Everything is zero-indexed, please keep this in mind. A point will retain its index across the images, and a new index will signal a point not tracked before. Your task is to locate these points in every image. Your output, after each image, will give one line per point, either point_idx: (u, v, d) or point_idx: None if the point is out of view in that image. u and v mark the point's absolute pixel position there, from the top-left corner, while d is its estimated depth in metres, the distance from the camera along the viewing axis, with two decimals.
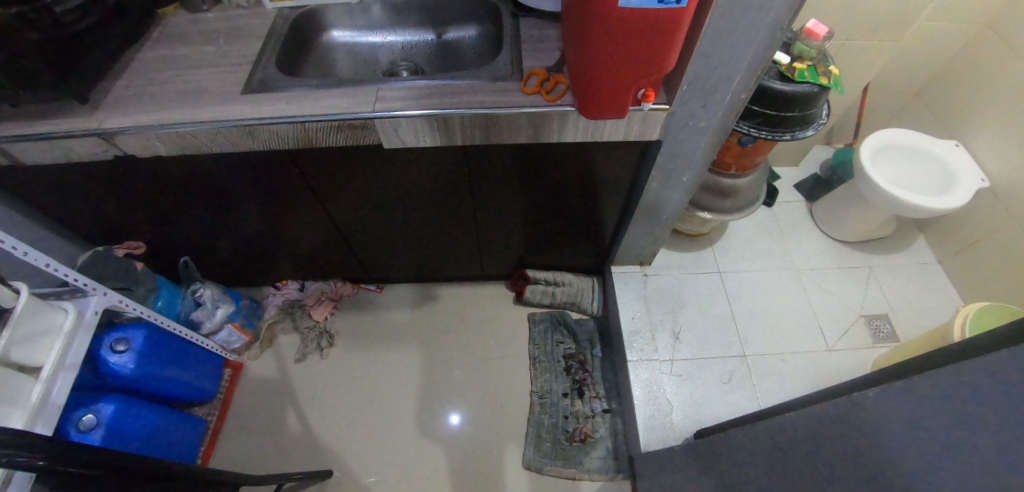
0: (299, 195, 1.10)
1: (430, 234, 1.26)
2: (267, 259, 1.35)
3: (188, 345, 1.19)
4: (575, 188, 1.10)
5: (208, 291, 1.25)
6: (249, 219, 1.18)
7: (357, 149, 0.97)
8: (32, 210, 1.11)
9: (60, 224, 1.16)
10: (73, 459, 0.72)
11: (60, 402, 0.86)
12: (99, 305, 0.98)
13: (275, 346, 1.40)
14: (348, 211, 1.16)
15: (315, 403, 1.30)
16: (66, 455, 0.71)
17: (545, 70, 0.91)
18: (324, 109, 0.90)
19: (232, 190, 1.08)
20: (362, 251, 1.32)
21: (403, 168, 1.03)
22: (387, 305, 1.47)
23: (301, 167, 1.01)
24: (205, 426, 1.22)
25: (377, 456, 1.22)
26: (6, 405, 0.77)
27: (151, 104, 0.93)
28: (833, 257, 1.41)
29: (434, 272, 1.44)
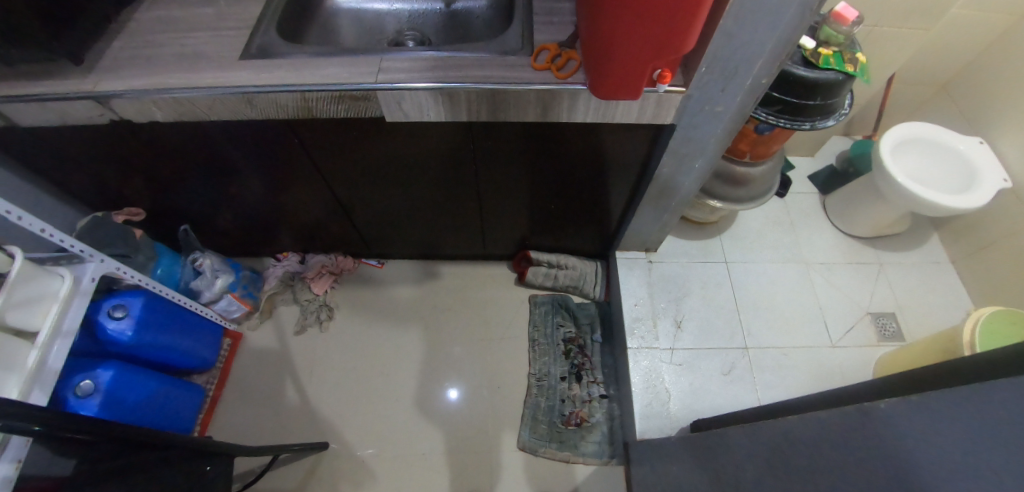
0: (299, 165, 1.07)
1: (433, 210, 1.23)
2: (267, 230, 1.33)
3: (188, 313, 1.19)
4: (582, 170, 1.06)
5: (207, 260, 1.23)
6: (250, 189, 1.16)
7: (358, 121, 0.94)
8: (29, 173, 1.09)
9: (57, 188, 1.14)
10: (70, 426, 0.71)
11: (58, 369, 0.86)
12: (97, 271, 0.97)
13: (275, 317, 1.40)
14: (350, 184, 1.14)
15: (313, 376, 1.31)
16: (63, 422, 0.71)
17: (557, 46, 0.87)
18: (324, 78, 0.87)
19: (232, 159, 1.05)
20: (363, 225, 1.30)
21: (406, 142, 1.00)
22: (387, 281, 1.45)
23: (302, 138, 0.99)
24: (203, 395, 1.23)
25: (374, 432, 1.23)
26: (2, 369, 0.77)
27: (147, 67, 0.90)
28: (844, 252, 1.38)
29: (436, 249, 1.42)
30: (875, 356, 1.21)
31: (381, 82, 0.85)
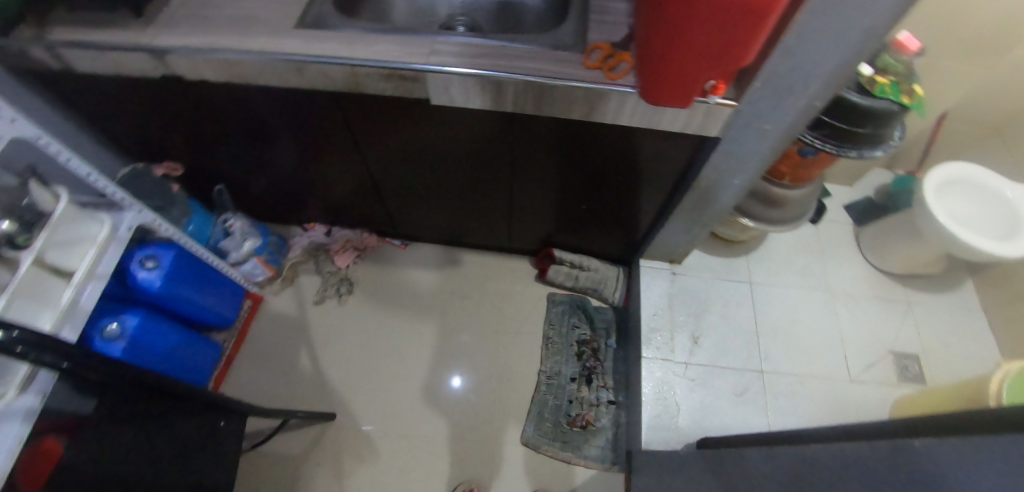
0: (338, 138, 1.08)
1: (463, 197, 1.23)
2: (298, 199, 1.35)
3: (214, 271, 1.21)
4: (618, 173, 1.05)
5: (238, 222, 1.27)
6: (287, 157, 1.18)
7: (403, 101, 0.94)
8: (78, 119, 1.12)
9: (103, 137, 1.17)
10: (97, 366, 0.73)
11: (89, 310, 0.89)
12: (134, 221, 1.00)
13: (296, 285, 1.42)
14: (385, 162, 1.14)
15: (327, 347, 1.32)
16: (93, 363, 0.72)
17: (610, 46, 0.86)
18: (375, 55, 0.88)
19: (273, 125, 1.07)
20: (392, 205, 1.31)
21: (446, 127, 1.00)
22: (409, 262, 1.46)
23: (346, 112, 0.99)
24: (220, 353, 1.25)
25: (381, 409, 1.24)
26: (36, 302, 0.81)
27: (203, 27, 0.91)
28: (873, 287, 1.35)
29: (461, 236, 1.42)
30: (893, 396, 1.19)
31: (430, 65, 0.85)
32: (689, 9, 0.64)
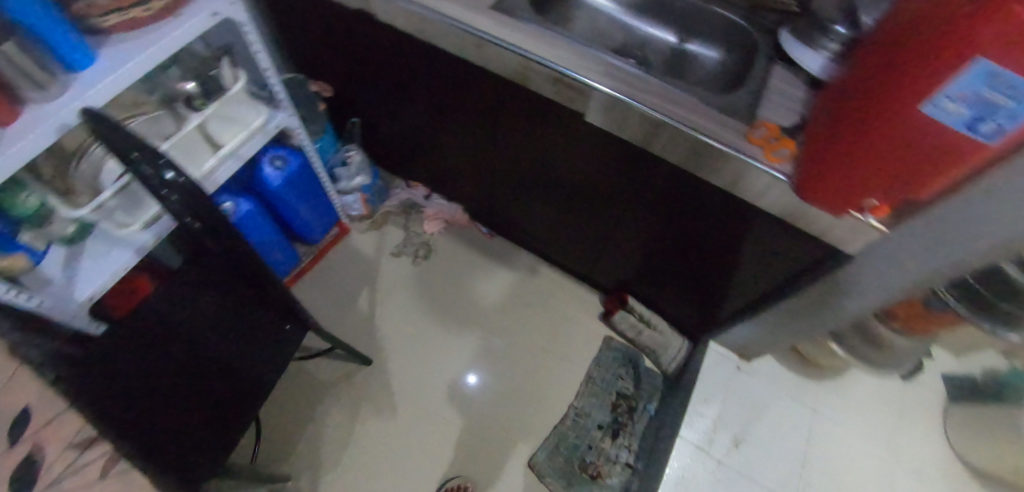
0: (477, 116, 1.12)
1: (563, 211, 1.24)
2: (415, 156, 1.42)
3: (322, 193, 1.30)
4: (726, 250, 1.02)
5: (356, 157, 1.36)
6: (424, 115, 1.24)
7: (552, 106, 0.97)
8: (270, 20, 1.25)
9: (282, 42, 1.29)
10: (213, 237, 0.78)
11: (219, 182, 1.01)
12: (282, 122, 1.10)
13: (381, 231, 1.49)
14: (510, 153, 1.17)
15: (387, 297, 1.38)
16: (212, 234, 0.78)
17: (778, 128, 0.84)
18: (553, 56, 0.91)
19: (429, 85, 1.13)
20: (496, 193, 1.34)
21: (580, 144, 1.02)
22: (486, 251, 1.48)
23: (500, 97, 1.03)
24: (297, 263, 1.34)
25: (411, 376, 1.27)
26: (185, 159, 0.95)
27: None
28: (947, 472, 1.22)
29: (543, 246, 1.43)
30: None
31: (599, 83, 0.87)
32: (882, 128, 0.61)
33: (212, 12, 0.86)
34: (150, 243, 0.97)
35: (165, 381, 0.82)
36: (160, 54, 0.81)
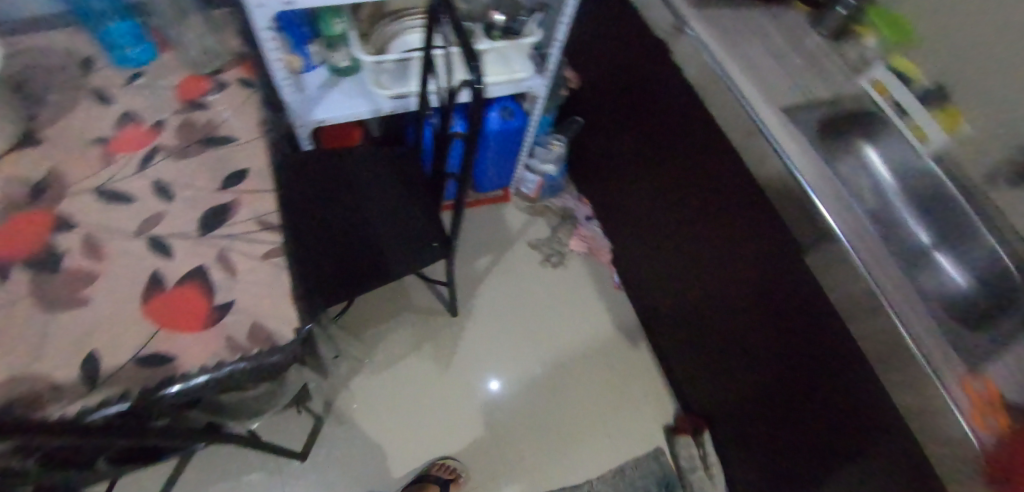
0: (678, 176, 1.09)
1: (694, 309, 1.16)
2: (604, 180, 1.44)
3: (516, 158, 1.41)
4: (831, 460, 0.87)
5: (558, 148, 1.46)
6: (637, 153, 1.24)
7: (752, 211, 0.92)
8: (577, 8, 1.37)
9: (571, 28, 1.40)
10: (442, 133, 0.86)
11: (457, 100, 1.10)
12: (532, 85, 1.16)
13: (533, 219, 1.57)
14: (688, 241, 1.12)
15: (500, 272, 1.47)
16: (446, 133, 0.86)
17: (999, 396, 0.74)
18: (812, 184, 0.90)
19: (658, 129, 1.13)
20: (649, 252, 1.31)
21: (748, 260, 0.95)
22: (604, 295, 1.47)
23: (717, 191, 0.99)
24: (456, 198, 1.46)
25: (474, 346, 1.34)
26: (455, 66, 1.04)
27: (720, 45, 1.03)
28: None
29: (654, 325, 1.36)
30: None
31: (841, 231, 0.85)
32: None
33: None
34: (386, 112, 1.06)
35: (342, 222, 0.97)
36: None
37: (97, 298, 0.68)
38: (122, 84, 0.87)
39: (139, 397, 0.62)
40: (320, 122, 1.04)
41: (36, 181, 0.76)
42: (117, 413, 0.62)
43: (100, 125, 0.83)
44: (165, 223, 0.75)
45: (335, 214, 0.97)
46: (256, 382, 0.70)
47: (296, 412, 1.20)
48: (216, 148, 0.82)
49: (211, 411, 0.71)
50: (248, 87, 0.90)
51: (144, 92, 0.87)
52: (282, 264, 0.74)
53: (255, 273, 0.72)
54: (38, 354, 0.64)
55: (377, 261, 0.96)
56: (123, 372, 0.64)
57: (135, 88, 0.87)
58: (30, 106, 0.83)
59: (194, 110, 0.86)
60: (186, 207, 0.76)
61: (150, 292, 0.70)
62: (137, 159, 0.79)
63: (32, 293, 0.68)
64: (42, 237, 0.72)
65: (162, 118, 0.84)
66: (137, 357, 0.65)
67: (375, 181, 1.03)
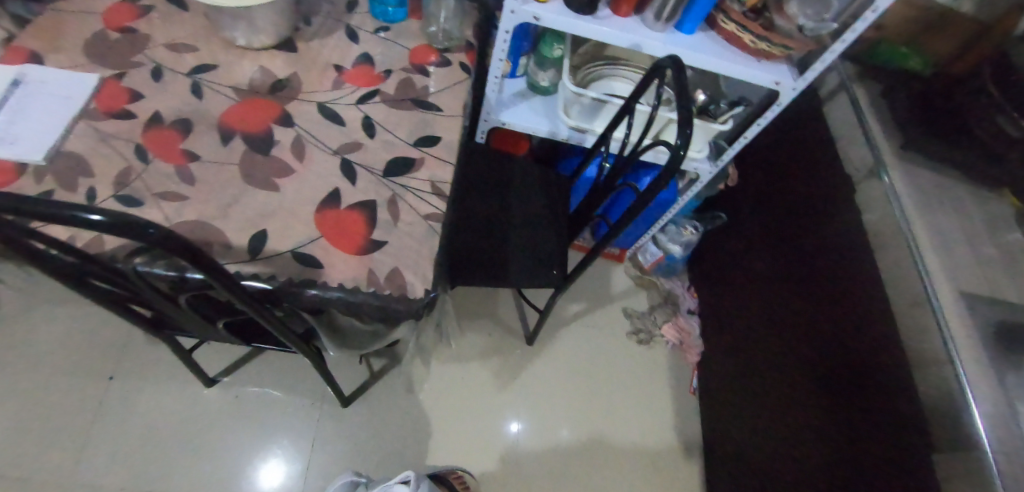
0: (809, 312, 1.08)
1: (773, 448, 1.11)
2: (725, 285, 1.42)
3: (646, 229, 1.45)
4: None
5: (688, 232, 1.46)
6: (773, 274, 1.23)
7: (877, 379, 0.90)
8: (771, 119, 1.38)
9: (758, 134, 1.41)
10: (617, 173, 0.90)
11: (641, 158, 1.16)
12: (702, 168, 1.19)
13: (636, 290, 1.59)
14: (781, 382, 1.12)
15: (586, 323, 1.51)
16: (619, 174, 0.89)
17: None
18: (980, 383, 0.80)
19: (806, 261, 1.12)
20: (745, 373, 1.27)
21: (850, 421, 0.93)
22: (676, 392, 1.44)
23: (837, 351, 0.99)
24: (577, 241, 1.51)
25: (538, 381, 1.39)
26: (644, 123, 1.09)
27: (919, 208, 0.98)
28: None
29: (718, 447, 1.30)
30: None
31: (988, 443, 0.74)
32: None
33: (778, 82, 0.96)
34: (560, 138, 1.13)
35: (488, 216, 1.05)
36: (723, 69, 0.95)
37: (285, 189, 0.77)
38: (371, 32, 0.99)
39: (282, 284, 0.69)
40: (502, 124, 1.14)
41: (280, 79, 0.89)
42: (258, 288, 0.69)
43: (342, 55, 0.94)
44: (360, 152, 0.83)
45: (488, 209, 1.05)
46: (376, 320, 0.73)
47: (358, 361, 1.32)
48: (422, 111, 0.90)
49: (325, 325, 0.77)
50: (464, 73, 0.97)
51: (385, 43, 0.98)
52: (437, 230, 0.78)
53: (412, 227, 0.77)
54: (223, 213, 0.73)
55: (499, 262, 1.00)
56: (280, 258, 0.71)
57: (379, 38, 0.98)
58: (300, 21, 0.97)
59: (416, 72, 0.95)
60: (382, 148, 0.84)
61: (324, 203, 0.76)
62: (360, 94, 0.90)
63: (241, 163, 0.78)
64: (266, 123, 0.83)
65: (389, 70, 0.94)
66: (294, 251, 0.72)
67: (530, 196, 1.10)
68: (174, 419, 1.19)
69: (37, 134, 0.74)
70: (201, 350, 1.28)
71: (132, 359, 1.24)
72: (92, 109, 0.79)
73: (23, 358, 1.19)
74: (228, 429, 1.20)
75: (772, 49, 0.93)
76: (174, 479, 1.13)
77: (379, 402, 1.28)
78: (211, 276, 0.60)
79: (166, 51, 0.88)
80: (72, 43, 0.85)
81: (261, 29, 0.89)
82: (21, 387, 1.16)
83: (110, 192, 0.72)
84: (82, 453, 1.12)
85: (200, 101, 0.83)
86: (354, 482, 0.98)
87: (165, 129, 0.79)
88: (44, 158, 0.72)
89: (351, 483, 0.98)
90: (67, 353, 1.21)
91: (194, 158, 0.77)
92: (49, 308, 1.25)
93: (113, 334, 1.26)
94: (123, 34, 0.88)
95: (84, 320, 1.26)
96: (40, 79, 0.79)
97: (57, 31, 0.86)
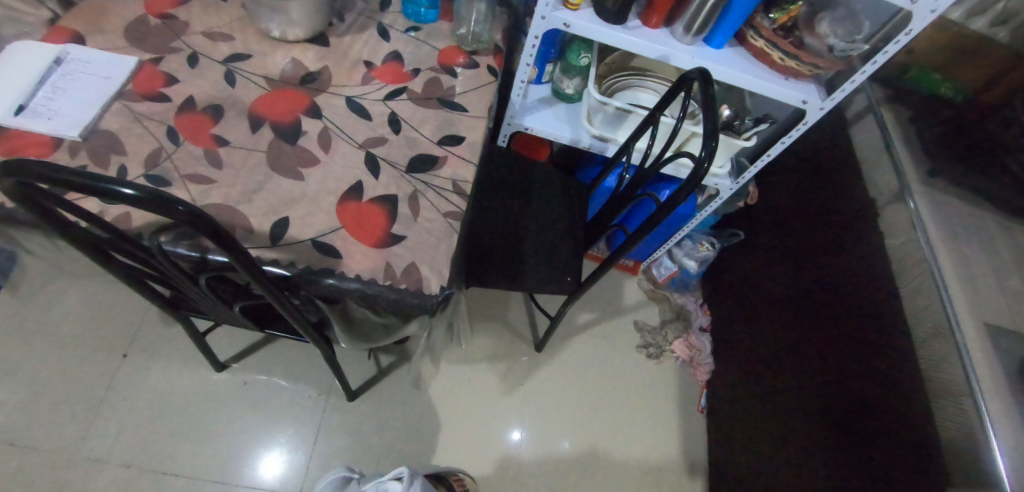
0: (826, 337, 1.07)
1: (782, 473, 1.09)
2: (740, 304, 1.41)
3: (662, 242, 1.45)
4: None
5: (705, 247, 1.43)
6: (790, 296, 1.22)
7: (894, 410, 0.88)
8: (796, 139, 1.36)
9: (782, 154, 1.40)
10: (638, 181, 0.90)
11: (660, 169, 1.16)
12: (721, 184, 1.18)
13: (648, 303, 1.58)
14: (794, 408, 1.11)
15: (596, 333, 1.50)
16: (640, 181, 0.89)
17: None
18: (1004, 416, 0.77)
19: (826, 284, 1.11)
20: (756, 395, 1.25)
21: (864, 451, 0.91)
22: (683, 409, 1.42)
23: (854, 382, 0.97)
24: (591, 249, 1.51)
25: (544, 390, 1.38)
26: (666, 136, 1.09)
27: (946, 236, 0.96)
28: None
29: (725, 468, 1.28)
30: None
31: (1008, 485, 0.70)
32: None
33: (805, 100, 0.96)
34: (582, 145, 1.13)
35: (506, 218, 1.05)
36: (750, 85, 0.95)
37: (309, 179, 0.78)
38: (401, 31, 1.00)
39: (300, 271, 0.70)
40: (525, 128, 1.14)
41: (310, 72, 0.90)
42: (277, 274, 0.70)
43: (372, 51, 0.96)
44: (384, 147, 0.84)
45: (507, 211, 1.06)
46: (391, 313, 0.73)
47: (366, 356, 1.32)
48: (447, 111, 0.91)
49: (339, 316, 0.78)
50: (491, 76, 0.98)
51: (414, 43, 0.99)
52: (456, 228, 0.78)
53: (432, 224, 0.77)
54: (248, 199, 0.74)
55: (514, 266, 1.00)
56: (300, 246, 0.72)
57: (409, 38, 1.00)
58: (333, 17, 0.99)
59: (444, 72, 0.96)
60: (406, 144, 0.85)
61: (346, 195, 0.77)
62: (387, 90, 0.91)
63: (268, 151, 0.79)
64: (295, 113, 0.84)
65: (417, 69, 0.95)
66: (314, 239, 0.72)
67: (549, 201, 1.11)
68: (183, 400, 1.20)
69: (76, 112, 0.76)
70: (213, 333, 1.29)
71: (146, 338, 1.25)
72: (129, 91, 0.81)
73: (41, 329, 1.21)
74: (234, 414, 1.21)
75: (800, 68, 0.93)
76: (178, 460, 1.14)
77: (384, 398, 1.29)
78: (235, 257, 0.61)
79: (202, 38, 0.90)
80: (114, 25, 0.88)
81: (296, 22, 0.90)
82: (36, 358, 1.18)
83: (141, 171, 0.73)
84: (91, 428, 1.13)
85: (233, 89, 0.85)
86: (345, 478, 0.95)
87: (197, 114, 0.81)
88: (80, 135, 0.74)
89: (343, 478, 0.94)
90: (83, 328, 1.23)
91: (223, 143, 0.79)
92: (68, 282, 1.27)
93: (129, 312, 1.28)
94: (163, 20, 0.90)
95: (102, 296, 1.28)
96: (82, 58, 0.82)
97: (100, 13, 0.88)
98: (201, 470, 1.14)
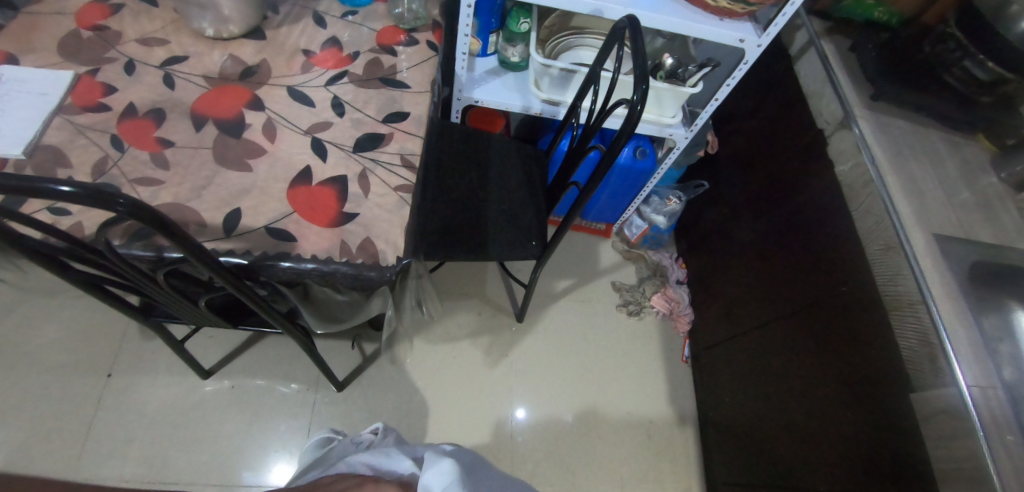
0: (796, 264, 1.10)
1: (764, 395, 1.14)
2: (714, 252, 1.44)
3: (629, 203, 1.48)
4: None
5: (670, 201, 1.47)
6: (760, 234, 1.25)
7: (858, 322, 0.91)
8: (750, 83, 1.39)
9: (740, 100, 1.42)
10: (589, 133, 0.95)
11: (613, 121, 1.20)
12: (676, 133, 1.20)
13: (624, 264, 1.61)
14: (772, 332, 1.14)
15: (577, 298, 1.53)
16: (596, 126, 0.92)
17: None
18: (953, 322, 0.78)
19: (791, 218, 1.15)
20: (738, 335, 1.27)
21: (837, 363, 0.95)
22: (669, 363, 1.46)
23: (825, 303, 1.00)
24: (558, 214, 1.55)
25: (528, 359, 1.41)
26: (620, 91, 1.12)
27: (891, 152, 0.98)
28: None
29: (713, 408, 1.32)
30: None
31: (963, 382, 0.73)
32: None
33: (743, 39, 0.97)
34: (534, 111, 1.15)
35: (464, 191, 1.06)
36: (686, 31, 0.96)
37: (258, 170, 0.79)
38: (338, 17, 1.01)
39: (257, 259, 0.71)
40: (476, 102, 1.15)
41: (249, 67, 0.91)
42: (233, 264, 0.71)
43: (310, 39, 0.96)
44: (330, 131, 0.85)
45: (464, 183, 1.07)
46: (353, 289, 0.75)
47: (350, 347, 1.35)
48: (390, 89, 0.92)
49: (304, 298, 0.79)
50: (431, 50, 0.99)
51: (352, 26, 1.00)
52: (408, 200, 0.79)
53: (382, 198, 0.78)
54: (198, 195, 0.75)
55: (478, 236, 1.02)
56: (254, 234, 0.73)
57: (347, 22, 1.00)
58: (267, 10, 0.99)
59: (384, 52, 0.97)
60: (352, 125, 0.86)
61: (296, 181, 0.78)
62: (329, 75, 0.92)
63: (214, 147, 0.80)
64: (238, 108, 0.85)
65: (357, 51, 0.96)
66: (267, 226, 0.73)
67: (506, 171, 1.12)
68: (175, 411, 1.21)
69: (16, 130, 0.75)
70: (198, 341, 1.30)
71: (131, 355, 1.26)
72: (68, 104, 0.80)
73: (23, 359, 1.21)
74: (228, 418, 1.22)
75: (733, 6, 0.93)
76: (176, 468, 1.16)
77: (373, 382, 1.31)
78: (188, 250, 0.62)
79: (138, 45, 0.90)
80: (45, 41, 0.86)
81: (228, 19, 0.90)
82: (25, 387, 1.18)
83: (87, 179, 0.73)
84: (86, 449, 1.14)
85: (172, 91, 0.85)
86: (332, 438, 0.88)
87: (139, 119, 0.81)
88: (23, 153, 0.73)
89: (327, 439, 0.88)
90: (66, 353, 1.24)
91: (168, 144, 0.79)
92: (47, 308, 1.28)
93: (111, 331, 1.29)
94: (95, 32, 0.90)
95: (81, 320, 1.28)
96: (17, 77, 0.81)
97: (30, 30, 0.87)
98: (201, 476, 1.15)
